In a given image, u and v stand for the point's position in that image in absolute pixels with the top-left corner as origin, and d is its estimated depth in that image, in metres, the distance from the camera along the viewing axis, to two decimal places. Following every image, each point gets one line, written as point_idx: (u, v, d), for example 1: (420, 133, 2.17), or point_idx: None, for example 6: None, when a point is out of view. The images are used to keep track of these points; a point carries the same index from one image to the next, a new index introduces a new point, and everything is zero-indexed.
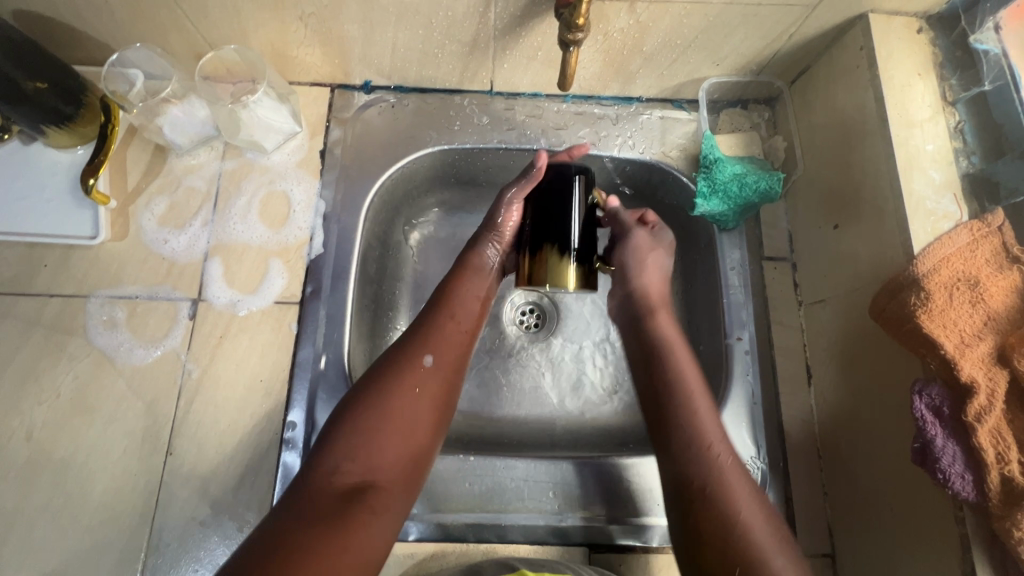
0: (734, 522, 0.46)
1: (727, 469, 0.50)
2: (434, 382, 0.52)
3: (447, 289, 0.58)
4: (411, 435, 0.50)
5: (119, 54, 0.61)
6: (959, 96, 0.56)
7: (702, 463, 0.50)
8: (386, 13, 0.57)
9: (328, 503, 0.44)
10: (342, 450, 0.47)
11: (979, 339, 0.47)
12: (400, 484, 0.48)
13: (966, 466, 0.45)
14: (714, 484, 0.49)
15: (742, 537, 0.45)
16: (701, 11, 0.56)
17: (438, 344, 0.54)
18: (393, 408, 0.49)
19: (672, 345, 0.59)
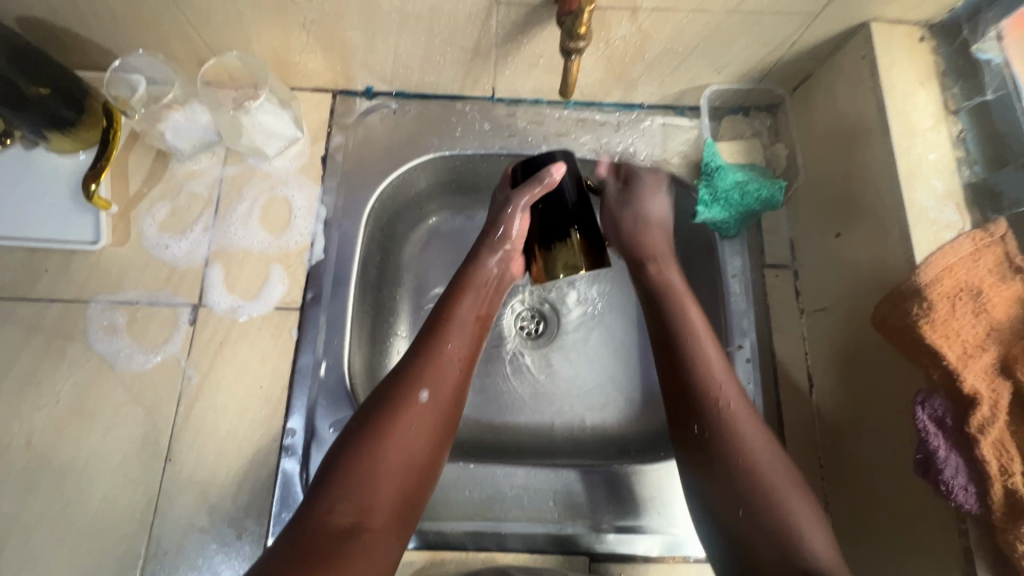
0: (738, 465, 0.48)
1: (737, 416, 0.50)
2: (430, 417, 0.49)
3: (442, 316, 0.55)
4: (409, 473, 0.47)
5: (123, 60, 0.62)
6: (961, 105, 0.56)
7: (708, 413, 0.51)
8: (389, 21, 0.57)
9: (324, 548, 0.41)
10: (337, 489, 0.44)
11: (982, 350, 0.47)
12: (397, 526, 0.46)
13: (969, 478, 0.45)
14: (720, 433, 0.50)
15: (746, 481, 0.47)
16: (703, 19, 0.56)
17: (434, 375, 0.51)
18: (390, 445, 0.47)
19: (677, 292, 0.58)
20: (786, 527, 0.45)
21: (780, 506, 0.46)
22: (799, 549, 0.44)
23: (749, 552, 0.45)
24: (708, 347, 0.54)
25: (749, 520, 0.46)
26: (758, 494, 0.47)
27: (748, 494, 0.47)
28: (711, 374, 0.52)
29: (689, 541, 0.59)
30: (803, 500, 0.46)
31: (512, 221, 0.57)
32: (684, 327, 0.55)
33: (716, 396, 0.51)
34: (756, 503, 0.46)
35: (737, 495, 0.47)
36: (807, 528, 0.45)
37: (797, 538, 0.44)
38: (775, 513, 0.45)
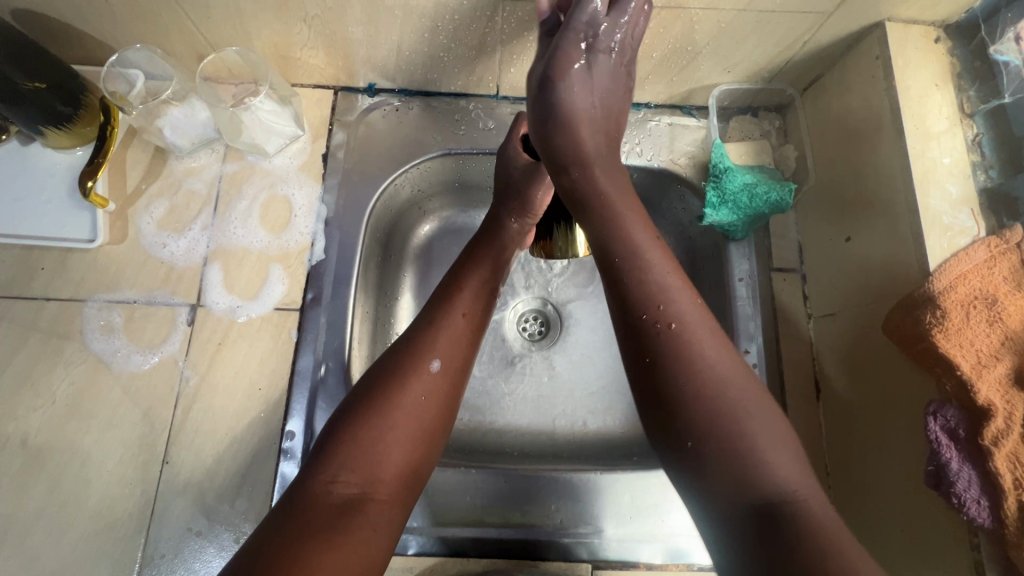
0: (684, 388, 0.40)
1: (689, 334, 0.42)
2: (440, 386, 0.47)
3: (455, 282, 0.54)
4: (416, 442, 0.45)
5: (119, 54, 0.59)
6: (977, 108, 0.55)
7: (645, 332, 0.42)
8: (392, 16, 0.56)
9: (325, 521, 0.39)
10: (340, 460, 0.42)
11: (996, 360, 0.46)
12: (402, 498, 0.44)
13: (981, 491, 0.44)
14: (668, 354, 0.41)
15: (699, 410, 0.40)
16: (714, 18, 0.54)
17: (444, 343, 0.49)
18: (397, 412, 0.44)
19: (606, 196, 0.48)
20: (751, 459, 0.38)
21: (746, 434, 0.39)
22: (768, 486, 0.37)
23: (710, 494, 0.38)
24: (650, 260, 0.45)
25: (699, 457, 0.39)
26: (716, 424, 0.39)
27: (702, 424, 0.39)
28: (653, 286, 0.43)
29: (691, 549, 0.58)
30: (777, 429, 0.40)
31: (539, 192, 0.58)
32: (619, 236, 0.46)
33: (654, 315, 0.42)
34: (709, 435, 0.39)
35: (689, 426, 0.40)
36: (772, 459, 0.38)
37: (763, 471, 0.38)
38: (734, 443, 0.38)
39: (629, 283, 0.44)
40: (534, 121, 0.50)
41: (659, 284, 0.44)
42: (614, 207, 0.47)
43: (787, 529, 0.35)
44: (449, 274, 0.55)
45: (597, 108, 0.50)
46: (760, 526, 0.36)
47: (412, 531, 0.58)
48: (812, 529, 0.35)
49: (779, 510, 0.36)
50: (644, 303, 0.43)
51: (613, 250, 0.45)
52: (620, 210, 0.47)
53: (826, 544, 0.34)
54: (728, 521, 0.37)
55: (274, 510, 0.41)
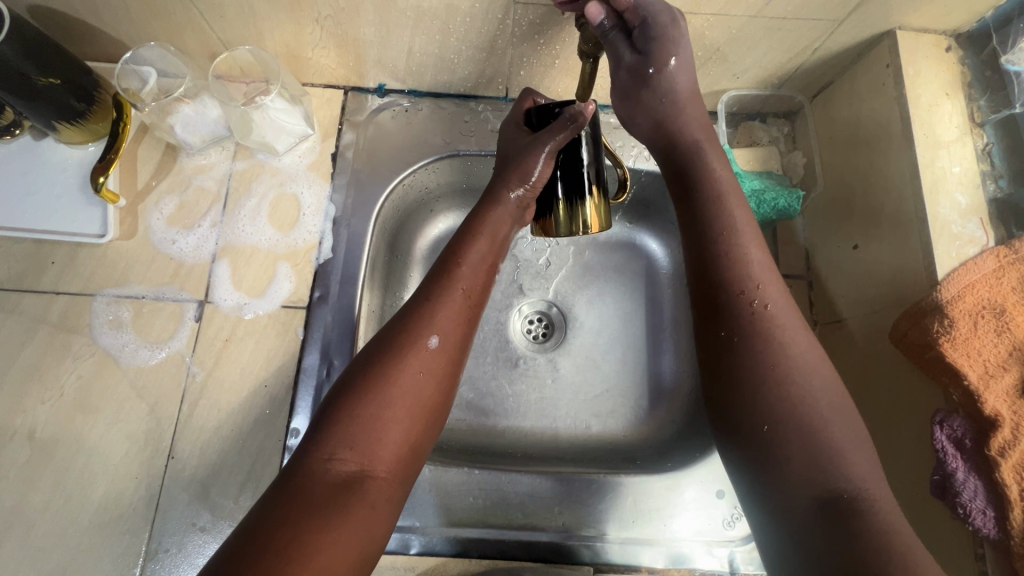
0: (767, 373, 0.43)
1: (768, 322, 0.45)
2: (439, 364, 0.47)
3: (453, 256, 0.53)
4: (415, 420, 0.45)
5: (132, 52, 0.60)
6: (988, 118, 0.55)
7: (733, 313, 0.46)
8: (404, 17, 0.56)
9: (323, 498, 0.39)
10: (339, 437, 0.42)
11: (1004, 370, 0.46)
12: (401, 475, 0.44)
13: (988, 501, 0.44)
14: (752, 335, 0.44)
15: (777, 396, 0.42)
16: (725, 23, 0.54)
17: (444, 320, 0.49)
18: (396, 389, 0.45)
19: (711, 178, 0.51)
20: (818, 446, 0.41)
21: (814, 425, 0.41)
22: (836, 477, 0.40)
23: (776, 479, 0.41)
24: (748, 244, 0.48)
25: (772, 440, 0.42)
26: (791, 413, 0.42)
27: (775, 411, 0.42)
28: (741, 271, 0.47)
29: (694, 554, 0.59)
30: (842, 421, 0.42)
31: (538, 163, 0.52)
32: (720, 222, 0.48)
33: (746, 295, 0.46)
34: (783, 421, 0.42)
35: (764, 411, 0.42)
36: (843, 452, 0.40)
37: (828, 459, 0.40)
38: (808, 432, 0.41)
39: (719, 267, 0.47)
40: (646, 112, 0.54)
41: (743, 271, 0.47)
42: (721, 197, 0.49)
43: (849, 519, 0.38)
44: (448, 248, 0.54)
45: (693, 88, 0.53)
46: (821, 516, 0.39)
47: (414, 530, 0.58)
48: (880, 525, 0.37)
49: (841, 498, 0.39)
50: (739, 283, 0.46)
51: (713, 232, 0.48)
52: (725, 195, 0.50)
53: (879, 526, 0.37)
54: (790, 507, 0.40)
55: (272, 488, 0.41)
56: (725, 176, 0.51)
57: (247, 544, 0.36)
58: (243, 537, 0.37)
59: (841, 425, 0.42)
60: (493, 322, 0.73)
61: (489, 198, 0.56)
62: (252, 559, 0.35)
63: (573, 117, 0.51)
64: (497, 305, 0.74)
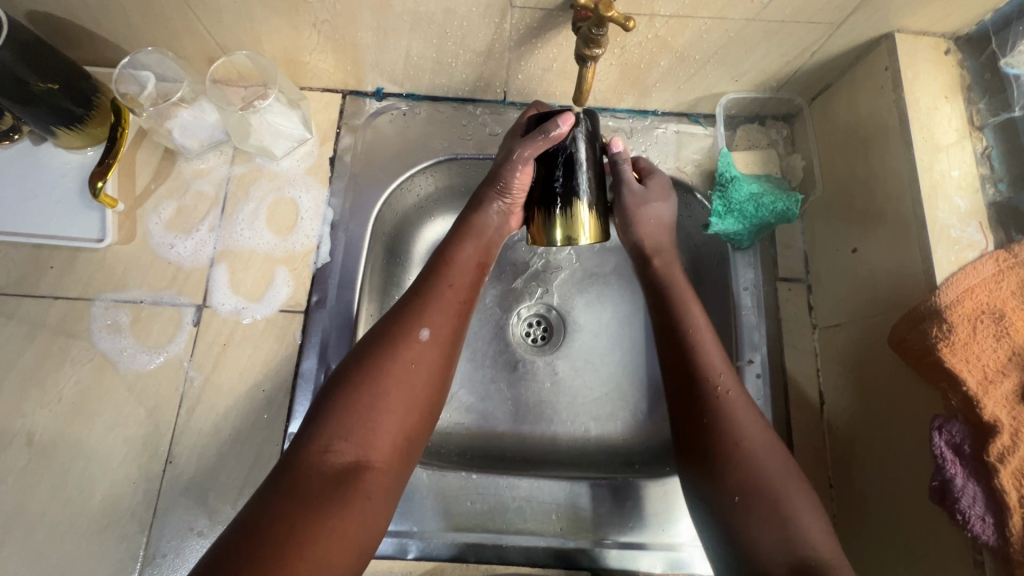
0: (734, 455, 0.47)
1: (731, 408, 0.49)
2: (433, 356, 0.47)
3: (443, 258, 0.54)
4: (410, 411, 0.45)
5: (131, 57, 0.60)
6: (987, 121, 0.55)
7: (704, 394, 0.50)
8: (400, 21, 0.56)
9: (319, 490, 0.40)
10: (335, 429, 0.42)
11: (1004, 375, 0.45)
12: (396, 467, 0.44)
13: (986, 508, 0.44)
14: (722, 415, 0.49)
15: (745, 471, 0.47)
16: (722, 27, 0.54)
17: (436, 313, 0.49)
18: (391, 380, 0.45)
19: (677, 286, 0.57)
20: (784, 516, 0.45)
21: (780, 498, 0.45)
22: (803, 548, 0.43)
23: (750, 550, 0.45)
24: (708, 339, 0.53)
25: (745, 509, 0.46)
26: (758, 485, 0.46)
27: (746, 482, 0.46)
28: (704, 364, 0.51)
29: (692, 560, 0.58)
30: (800, 491, 0.46)
31: (511, 174, 0.55)
32: (686, 322, 0.54)
33: (714, 380, 0.50)
34: (753, 491, 0.46)
35: (736, 481, 0.47)
36: (803, 519, 0.45)
37: (794, 529, 0.44)
38: (773, 502, 0.45)
39: (686, 360, 0.52)
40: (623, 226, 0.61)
41: (708, 363, 0.51)
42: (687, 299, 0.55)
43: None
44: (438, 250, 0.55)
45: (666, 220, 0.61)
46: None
47: (412, 535, 0.58)
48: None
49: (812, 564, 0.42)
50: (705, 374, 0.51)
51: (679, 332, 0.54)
52: (685, 293, 0.56)
53: None
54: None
55: (268, 482, 0.41)
56: (686, 286, 0.58)
57: (246, 538, 0.36)
58: (241, 529, 0.37)
59: (801, 498, 0.46)
60: (493, 325, 0.73)
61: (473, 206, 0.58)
62: (249, 556, 0.35)
63: (545, 130, 0.52)
64: (496, 308, 0.74)
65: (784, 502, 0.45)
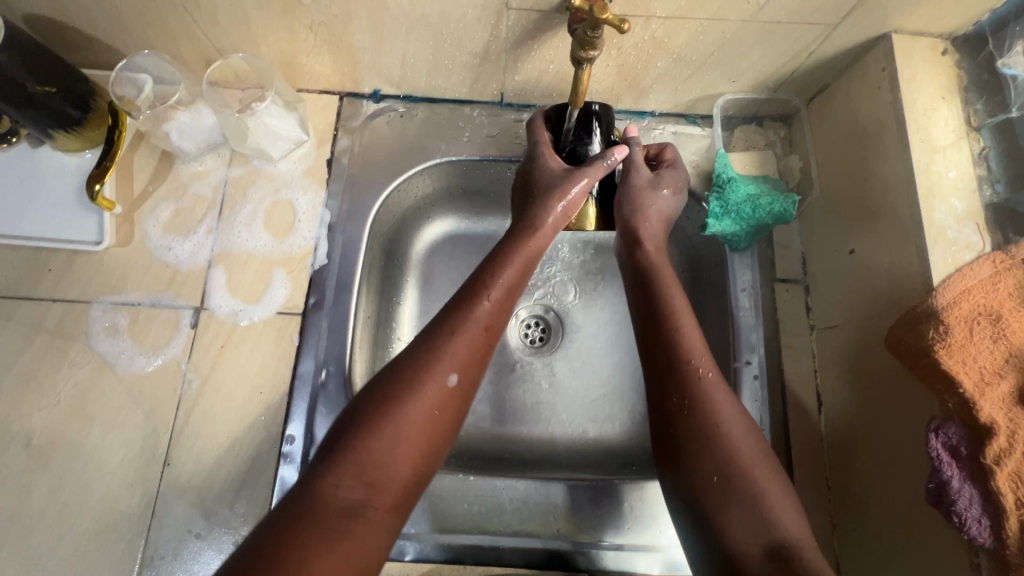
0: (711, 436, 0.48)
1: (709, 390, 0.49)
2: (453, 401, 0.48)
3: (478, 286, 0.52)
4: (425, 455, 0.45)
5: (127, 60, 0.61)
6: (984, 122, 0.54)
7: (685, 373, 0.50)
8: (397, 23, 0.56)
9: (326, 524, 0.40)
10: (351, 466, 0.42)
11: (1000, 377, 0.45)
12: (402, 507, 0.44)
13: (983, 510, 0.44)
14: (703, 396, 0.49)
15: (723, 451, 0.47)
16: (718, 28, 0.54)
17: (461, 355, 0.48)
18: (410, 421, 0.45)
19: (658, 270, 0.57)
20: (759, 499, 0.45)
21: (754, 481, 0.46)
22: (777, 530, 0.44)
23: (723, 530, 0.45)
24: (688, 322, 0.54)
25: (722, 489, 0.46)
26: (734, 467, 0.46)
27: (723, 464, 0.46)
28: (686, 348, 0.52)
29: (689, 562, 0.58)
30: (771, 475, 0.47)
31: (576, 189, 0.56)
32: (667, 305, 0.54)
33: (694, 362, 0.51)
34: (730, 473, 0.46)
35: (714, 462, 0.47)
36: (776, 504, 0.45)
37: (767, 512, 0.44)
38: (748, 484, 0.46)
39: (666, 342, 0.52)
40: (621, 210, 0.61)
41: (689, 345, 0.52)
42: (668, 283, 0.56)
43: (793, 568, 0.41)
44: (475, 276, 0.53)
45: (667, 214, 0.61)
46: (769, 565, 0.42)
47: (409, 537, 0.58)
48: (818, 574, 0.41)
49: (783, 547, 0.43)
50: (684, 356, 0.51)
51: (660, 317, 0.54)
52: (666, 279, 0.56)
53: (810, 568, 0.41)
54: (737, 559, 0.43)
55: (280, 505, 0.41)
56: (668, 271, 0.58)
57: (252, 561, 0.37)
58: (248, 554, 0.37)
59: (773, 480, 0.46)
60: None
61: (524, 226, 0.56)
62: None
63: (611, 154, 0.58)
64: None
65: (759, 487, 0.46)
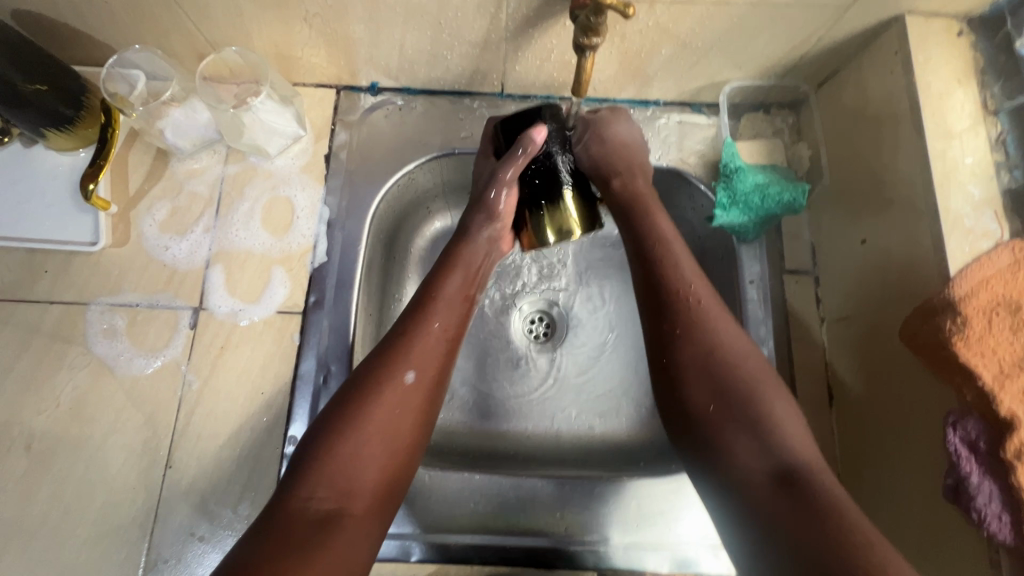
0: (706, 362, 0.47)
1: (707, 321, 0.49)
2: (415, 399, 0.47)
3: (429, 291, 0.52)
4: (394, 455, 0.45)
5: (119, 55, 0.59)
6: (1001, 105, 0.53)
7: (683, 309, 0.50)
8: (394, 13, 0.55)
9: (301, 537, 0.39)
10: (318, 475, 0.42)
11: (1021, 369, 0.44)
12: (378, 512, 0.43)
13: (1003, 506, 0.43)
14: (688, 362, 0.48)
15: (718, 377, 0.47)
16: (725, 12, 0.52)
17: (421, 354, 0.48)
18: (373, 426, 0.44)
19: (642, 204, 0.56)
20: (762, 424, 0.44)
21: (762, 396, 0.45)
22: (781, 454, 0.43)
23: (727, 457, 0.44)
24: (682, 261, 0.52)
25: (721, 416, 0.46)
26: (739, 390, 0.46)
27: (726, 390, 0.46)
28: (680, 274, 0.51)
29: (699, 559, 0.57)
30: (779, 393, 0.46)
31: (501, 199, 0.55)
32: (663, 243, 0.53)
33: (687, 292, 0.50)
34: (732, 403, 0.46)
35: (710, 393, 0.47)
36: (782, 429, 0.44)
37: (773, 431, 0.44)
38: (755, 403, 0.45)
39: (664, 271, 0.52)
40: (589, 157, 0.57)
41: (684, 277, 0.51)
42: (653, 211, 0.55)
43: (800, 490, 0.40)
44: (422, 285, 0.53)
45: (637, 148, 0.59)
46: (777, 487, 0.41)
47: (415, 538, 0.58)
48: (828, 495, 0.40)
49: (794, 472, 0.42)
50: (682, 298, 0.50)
51: (651, 238, 0.54)
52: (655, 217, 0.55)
53: (831, 507, 0.39)
54: (754, 503, 0.42)
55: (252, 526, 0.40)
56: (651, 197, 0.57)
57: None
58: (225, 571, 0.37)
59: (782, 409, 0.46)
60: (495, 324, 0.72)
61: (461, 235, 0.57)
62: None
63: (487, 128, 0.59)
64: (495, 304, 0.72)
65: (763, 410, 0.45)
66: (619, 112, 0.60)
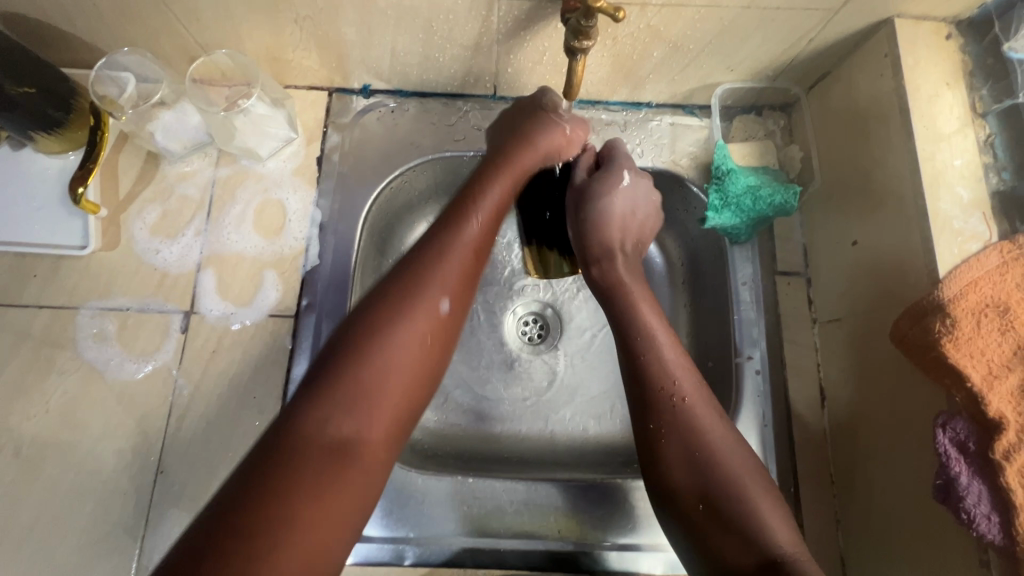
0: (692, 457, 0.46)
1: (692, 415, 0.48)
2: (445, 327, 0.45)
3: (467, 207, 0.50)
4: (417, 380, 0.43)
5: (108, 58, 0.59)
6: (989, 108, 0.53)
7: (666, 404, 0.48)
8: (385, 16, 0.54)
9: (316, 465, 0.37)
10: (337, 399, 0.39)
11: (1008, 370, 0.44)
12: (390, 446, 0.41)
13: (992, 507, 0.43)
14: (674, 459, 0.47)
15: (706, 472, 0.46)
16: (716, 15, 0.53)
17: (455, 277, 0.47)
18: (400, 346, 0.42)
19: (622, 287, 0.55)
20: (749, 521, 0.43)
21: (745, 495, 0.45)
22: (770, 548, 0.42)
23: (719, 549, 0.44)
24: (665, 347, 0.51)
25: (711, 513, 0.45)
26: (724, 485, 0.45)
27: (710, 487, 0.45)
28: (663, 366, 0.50)
29: None
30: (761, 483, 0.46)
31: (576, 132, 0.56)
32: (642, 333, 0.52)
33: (670, 388, 0.49)
34: (720, 500, 0.45)
35: (697, 489, 0.46)
36: (768, 524, 0.43)
37: (758, 529, 0.43)
38: (740, 501, 0.44)
39: (643, 368, 0.50)
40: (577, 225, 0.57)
41: (667, 369, 0.50)
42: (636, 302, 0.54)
43: None
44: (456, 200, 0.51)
45: (628, 212, 0.57)
46: None
47: (409, 541, 0.57)
48: None
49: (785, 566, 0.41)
50: (666, 395, 0.49)
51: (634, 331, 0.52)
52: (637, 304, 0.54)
53: None
54: None
55: (260, 445, 0.37)
56: (630, 278, 0.56)
57: (233, 513, 0.34)
58: (223, 509, 0.34)
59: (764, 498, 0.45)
60: (489, 326, 0.71)
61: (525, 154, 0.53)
62: (226, 536, 0.33)
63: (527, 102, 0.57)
64: (489, 306, 0.72)
65: (748, 502, 0.44)
66: (610, 176, 0.56)
